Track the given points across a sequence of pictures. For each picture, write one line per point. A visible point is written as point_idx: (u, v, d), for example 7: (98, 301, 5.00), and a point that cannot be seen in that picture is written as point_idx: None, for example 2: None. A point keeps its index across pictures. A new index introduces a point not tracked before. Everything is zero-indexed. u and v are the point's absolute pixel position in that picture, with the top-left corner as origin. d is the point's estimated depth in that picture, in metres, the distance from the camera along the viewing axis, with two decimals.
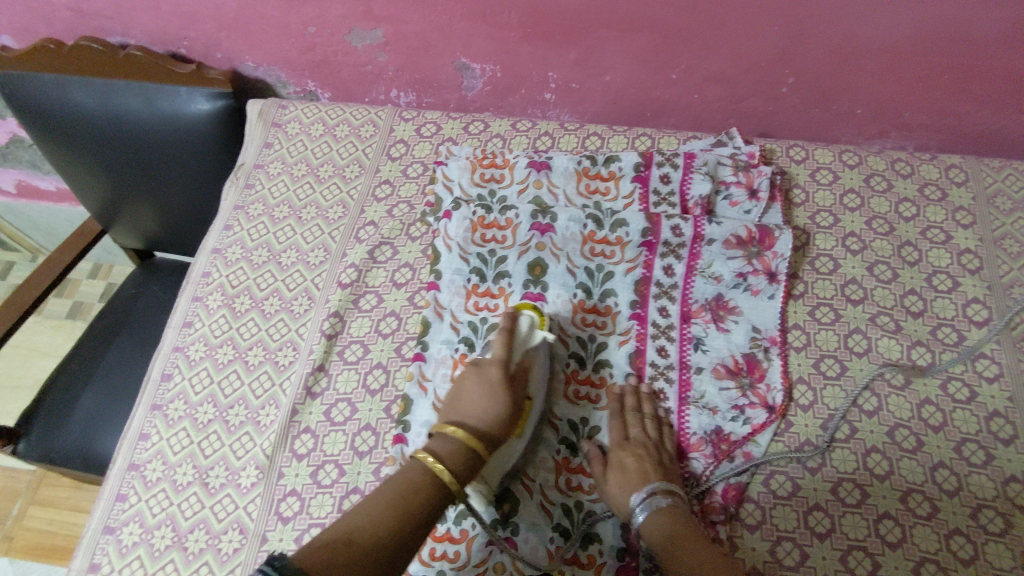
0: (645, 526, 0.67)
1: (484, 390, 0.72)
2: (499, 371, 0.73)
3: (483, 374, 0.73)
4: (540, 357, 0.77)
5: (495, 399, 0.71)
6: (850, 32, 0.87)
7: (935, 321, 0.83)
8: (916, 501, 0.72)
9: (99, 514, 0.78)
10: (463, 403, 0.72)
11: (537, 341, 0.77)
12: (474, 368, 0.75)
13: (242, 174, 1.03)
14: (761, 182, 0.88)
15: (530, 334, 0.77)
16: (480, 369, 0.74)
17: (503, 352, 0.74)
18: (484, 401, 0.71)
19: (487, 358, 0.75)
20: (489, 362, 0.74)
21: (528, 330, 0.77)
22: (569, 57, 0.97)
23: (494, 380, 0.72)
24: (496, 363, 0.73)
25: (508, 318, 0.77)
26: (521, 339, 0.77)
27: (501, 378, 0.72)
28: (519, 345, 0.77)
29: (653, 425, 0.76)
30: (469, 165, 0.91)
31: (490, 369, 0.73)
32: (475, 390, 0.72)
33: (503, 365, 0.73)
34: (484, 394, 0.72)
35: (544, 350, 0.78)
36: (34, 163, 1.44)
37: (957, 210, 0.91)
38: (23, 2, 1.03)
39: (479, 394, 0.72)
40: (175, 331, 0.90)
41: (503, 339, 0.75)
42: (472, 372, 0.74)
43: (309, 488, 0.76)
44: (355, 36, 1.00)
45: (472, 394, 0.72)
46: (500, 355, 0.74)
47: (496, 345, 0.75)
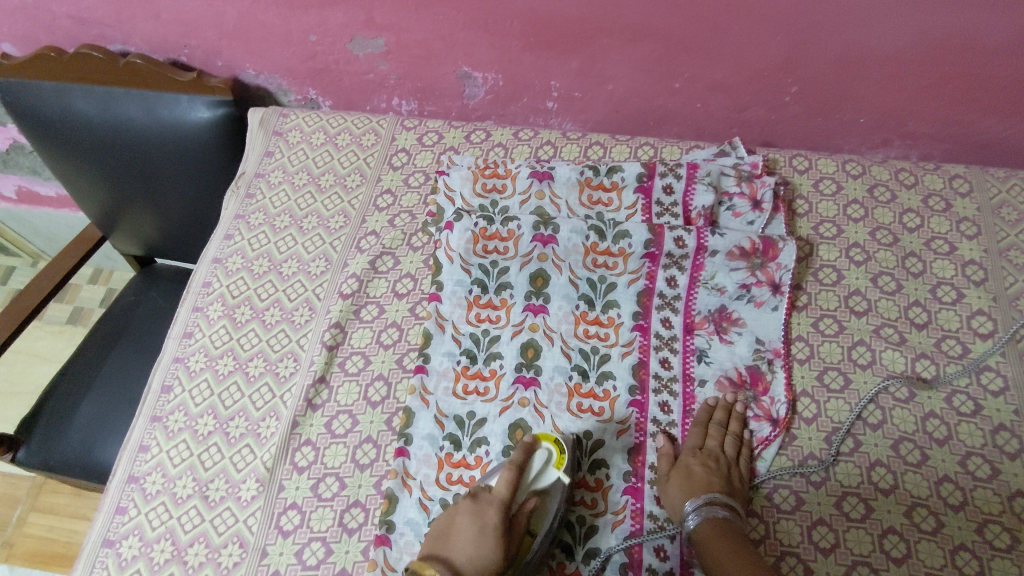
0: (696, 531, 0.68)
1: (476, 536, 0.65)
2: (498, 516, 0.66)
3: (480, 514, 0.66)
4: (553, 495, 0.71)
5: (487, 549, 0.64)
6: (853, 42, 0.86)
7: (940, 333, 0.83)
8: (920, 516, 0.71)
9: (99, 527, 0.78)
10: (450, 546, 0.66)
11: (548, 481, 0.71)
12: (471, 505, 0.68)
13: (243, 183, 1.03)
14: (764, 193, 0.88)
15: (540, 473, 0.71)
16: (479, 507, 0.67)
17: (507, 492, 0.68)
18: (475, 548, 0.64)
19: (488, 495, 0.68)
20: (489, 500, 0.68)
21: (540, 469, 0.71)
22: (571, 66, 0.97)
23: (491, 526, 0.65)
24: (497, 505, 0.67)
25: (523, 451, 0.71)
26: (530, 477, 0.71)
27: (499, 525, 0.66)
28: (526, 486, 0.71)
29: (733, 444, 0.76)
30: (471, 175, 0.91)
31: (490, 511, 0.67)
32: (468, 534, 0.65)
33: (503, 509, 0.67)
34: (475, 538, 0.65)
35: (555, 490, 0.71)
36: (35, 169, 1.44)
37: (962, 221, 0.90)
38: (24, 11, 1.02)
39: (469, 538, 0.65)
40: (176, 342, 0.90)
41: (510, 477, 0.69)
42: (469, 508, 0.68)
43: (310, 501, 0.76)
44: (356, 44, 1.00)
45: (464, 534, 0.66)
46: (504, 496, 0.68)
47: (501, 482, 0.69)
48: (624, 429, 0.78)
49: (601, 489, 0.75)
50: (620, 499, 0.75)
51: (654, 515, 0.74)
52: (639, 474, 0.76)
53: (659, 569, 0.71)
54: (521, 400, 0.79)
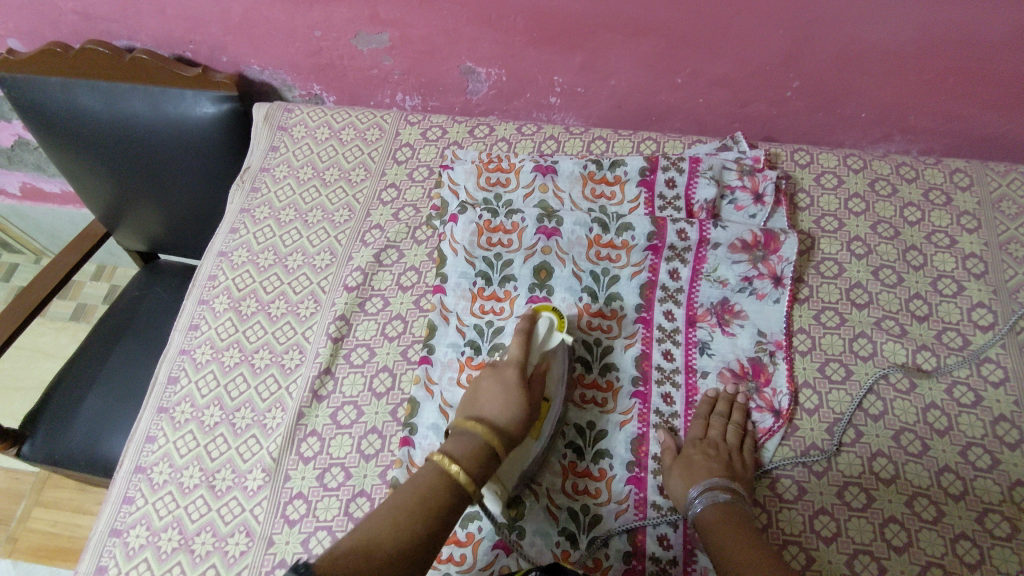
0: (700, 518, 0.69)
1: (501, 391, 0.69)
2: (517, 373, 0.70)
3: (500, 374, 0.71)
4: (558, 359, 0.77)
5: (514, 400, 0.68)
6: (854, 37, 0.87)
7: (940, 326, 0.83)
8: (921, 505, 0.72)
9: (106, 516, 0.79)
10: (479, 404, 0.69)
11: (554, 344, 0.76)
12: (491, 371, 0.72)
13: (248, 177, 1.04)
14: (766, 186, 0.89)
15: (547, 337, 0.76)
16: (497, 370, 0.72)
17: (521, 354, 0.73)
18: (503, 402, 0.68)
19: (504, 361, 0.73)
20: (506, 364, 0.72)
21: (546, 334, 0.76)
22: (574, 61, 0.98)
23: (512, 382, 0.70)
24: (514, 365, 0.72)
25: (527, 321, 0.75)
26: (539, 343, 0.75)
27: (520, 379, 0.70)
28: (537, 349, 0.75)
29: (735, 431, 0.76)
30: (475, 169, 0.92)
31: (509, 371, 0.71)
32: (493, 391, 0.69)
33: (521, 367, 0.71)
34: (502, 395, 0.69)
35: (559, 354, 0.77)
36: (40, 165, 1.45)
37: (962, 215, 0.91)
38: (30, 7, 1.03)
39: (496, 395, 0.69)
40: (182, 334, 0.91)
41: (521, 341, 0.73)
42: (490, 373, 0.72)
43: (316, 491, 0.76)
44: (361, 39, 1.00)
45: (490, 394, 0.69)
46: (519, 357, 0.72)
47: (513, 347, 0.73)
48: (628, 419, 0.79)
49: (605, 479, 0.76)
50: (623, 488, 0.75)
51: (658, 504, 0.74)
52: (642, 464, 0.77)
53: (663, 558, 0.71)
54: None
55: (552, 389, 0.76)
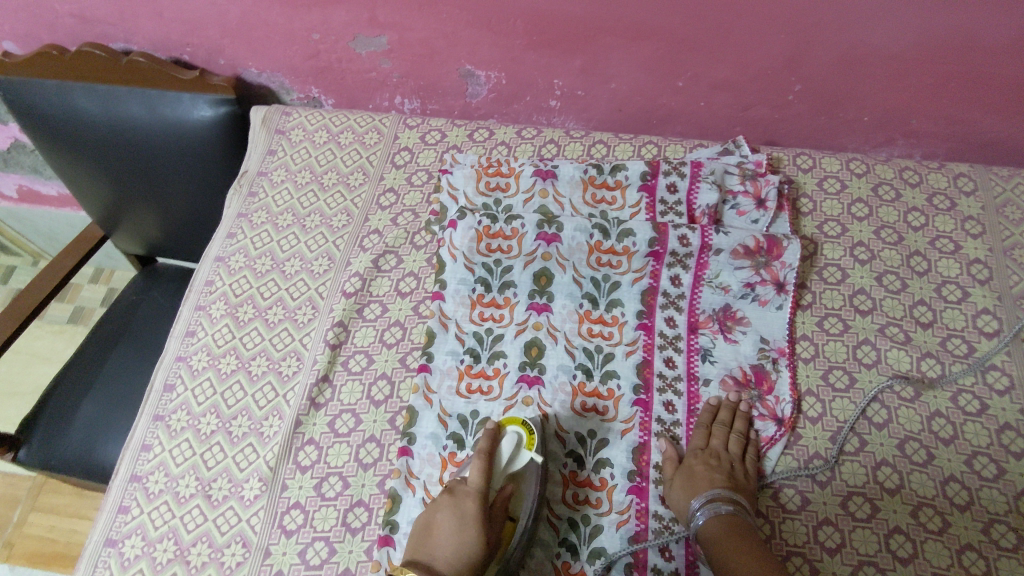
0: (703, 529, 0.68)
1: (455, 526, 0.66)
2: (476, 506, 0.67)
3: (458, 506, 0.68)
4: (528, 479, 0.73)
5: (467, 539, 0.65)
6: (858, 40, 0.86)
7: (945, 332, 0.82)
8: (926, 516, 0.71)
9: (102, 526, 0.78)
10: (431, 541, 0.66)
11: (520, 465, 0.72)
12: (449, 498, 0.69)
13: (246, 181, 1.03)
14: (769, 192, 0.88)
15: (512, 458, 0.72)
16: (455, 499, 0.69)
17: (482, 482, 0.69)
18: (455, 541, 0.65)
19: (464, 487, 0.70)
20: (465, 491, 0.69)
21: (512, 453, 0.72)
22: (574, 64, 0.97)
23: (469, 515, 0.67)
24: (474, 495, 0.68)
25: (490, 440, 0.72)
26: (503, 465, 0.72)
27: (477, 514, 0.67)
28: (500, 471, 0.72)
29: (738, 441, 0.75)
30: (474, 174, 0.91)
31: (467, 502, 0.68)
32: (447, 526, 0.66)
33: (480, 498, 0.68)
34: (456, 532, 0.66)
35: (529, 473, 0.73)
36: (37, 168, 1.44)
37: (967, 220, 0.90)
38: (27, 9, 1.02)
39: (449, 532, 0.66)
40: (179, 341, 0.90)
41: (482, 466, 0.70)
42: (447, 501, 0.69)
43: (313, 501, 0.75)
44: (359, 42, 0.99)
45: (444, 528, 0.66)
46: (479, 485, 0.69)
47: (474, 472, 0.70)
48: (629, 428, 0.78)
49: (606, 488, 0.75)
50: (624, 498, 0.74)
51: (660, 514, 0.73)
52: (644, 473, 0.76)
53: (664, 569, 0.70)
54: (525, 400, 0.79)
55: (518, 516, 0.71)
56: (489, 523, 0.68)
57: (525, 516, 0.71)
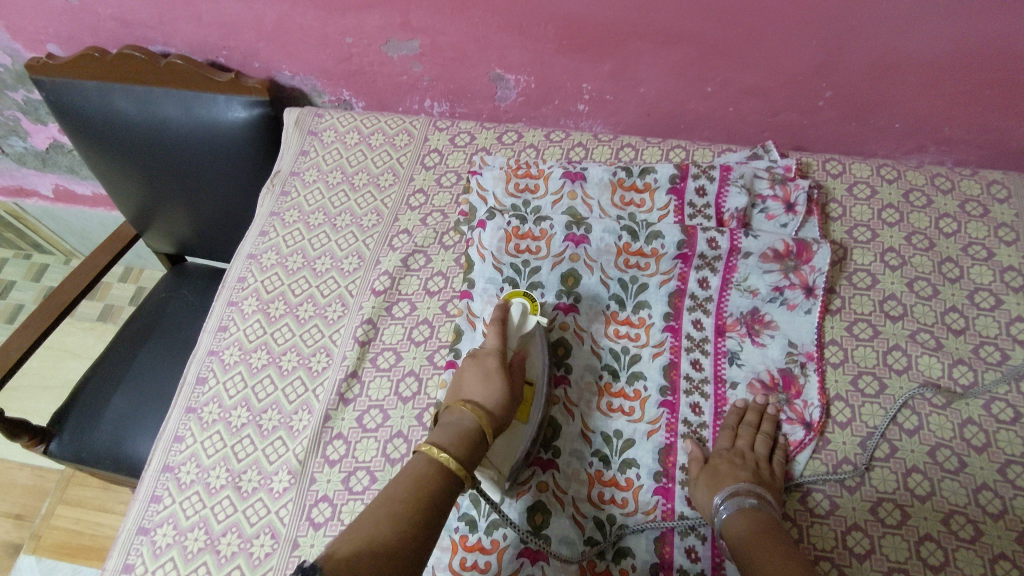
0: (726, 525, 0.68)
1: (484, 378, 0.70)
2: (497, 360, 0.71)
3: (481, 363, 0.72)
4: (536, 339, 0.79)
5: (496, 384, 0.70)
6: (891, 46, 0.86)
7: (977, 340, 0.81)
8: (958, 523, 0.70)
9: (134, 514, 0.79)
10: (463, 392, 0.71)
11: (531, 327, 0.78)
12: (471, 360, 0.73)
13: (278, 181, 1.05)
14: (798, 196, 0.88)
15: (522, 322, 0.77)
16: (478, 359, 0.73)
17: (498, 343, 0.74)
18: (484, 388, 0.69)
19: (484, 349, 0.74)
20: (485, 353, 0.73)
21: (520, 319, 0.77)
22: (604, 69, 0.98)
23: (493, 369, 0.71)
24: (494, 353, 0.72)
25: (500, 309, 0.76)
26: (515, 329, 0.76)
27: (500, 367, 0.71)
28: (514, 334, 0.76)
29: (765, 441, 0.75)
30: (503, 175, 0.91)
31: (489, 359, 0.72)
32: (474, 377, 0.71)
33: (501, 355, 0.72)
34: (483, 382, 0.70)
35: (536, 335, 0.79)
36: (73, 168, 1.47)
37: (1000, 226, 0.89)
38: (71, 12, 1.05)
39: (477, 383, 0.70)
40: (212, 335, 0.92)
41: (496, 330, 0.74)
42: (470, 363, 0.72)
43: (341, 494, 0.76)
44: (392, 46, 1.01)
45: (472, 382, 0.70)
46: (497, 346, 0.73)
47: (491, 337, 0.74)
48: (655, 429, 0.78)
49: (631, 489, 0.75)
50: (650, 498, 0.74)
51: (686, 516, 0.73)
52: (670, 474, 0.75)
53: (691, 570, 0.70)
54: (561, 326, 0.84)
55: (535, 374, 0.77)
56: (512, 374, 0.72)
57: (541, 375, 0.77)
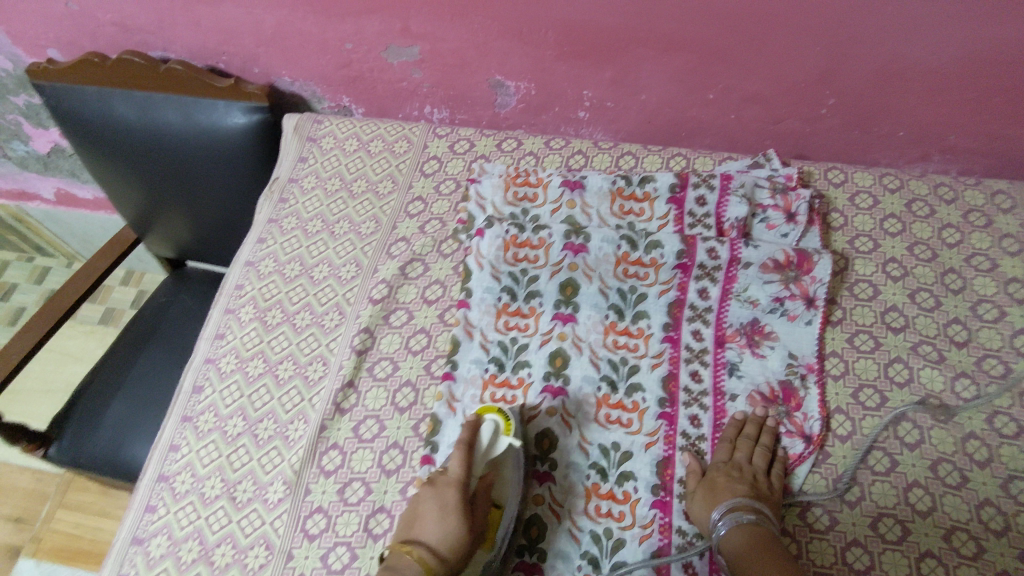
0: (725, 540, 0.67)
1: (440, 515, 0.67)
2: (457, 496, 0.68)
3: (439, 496, 0.68)
4: (510, 460, 0.74)
5: (452, 527, 0.66)
6: (894, 54, 0.85)
7: (980, 352, 0.80)
8: (960, 540, 0.69)
9: (129, 524, 0.79)
10: (416, 528, 0.67)
11: (501, 449, 0.73)
12: (431, 489, 0.69)
13: (277, 188, 1.04)
14: (800, 206, 0.87)
15: (493, 443, 0.73)
16: (437, 490, 0.69)
17: (462, 472, 0.70)
18: (440, 529, 0.66)
19: (445, 477, 0.70)
20: (446, 481, 0.69)
21: (491, 439, 0.73)
22: (604, 76, 0.97)
23: (451, 506, 0.67)
24: (455, 485, 0.69)
25: (470, 428, 0.72)
26: (484, 450, 0.72)
27: (459, 504, 0.67)
28: (482, 457, 0.72)
29: (763, 454, 0.74)
30: (502, 184, 0.91)
31: (448, 493, 0.68)
32: (431, 515, 0.67)
33: (462, 488, 0.68)
34: (439, 521, 0.66)
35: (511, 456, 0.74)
36: (75, 171, 1.47)
37: (1004, 237, 0.88)
38: (71, 18, 1.05)
39: (432, 521, 0.66)
40: (208, 343, 0.91)
41: (462, 456, 0.70)
42: (429, 492, 0.69)
43: (336, 506, 0.76)
44: (391, 52, 1.01)
45: (428, 518, 0.67)
46: (460, 475, 0.69)
47: (455, 463, 0.70)
48: (653, 442, 0.77)
49: (629, 502, 0.74)
50: (647, 512, 0.73)
51: (683, 530, 0.72)
52: (668, 487, 0.75)
53: None
54: (560, 335, 0.83)
55: (503, 497, 0.72)
56: (472, 509, 0.69)
57: (510, 500, 0.72)
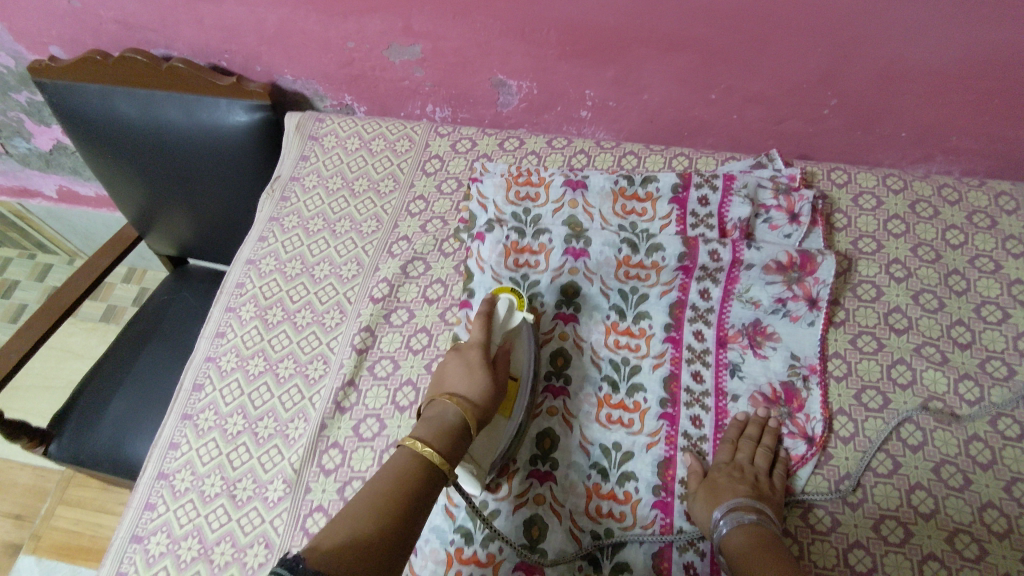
0: (726, 540, 0.67)
1: (466, 370, 0.70)
2: (480, 353, 0.72)
3: (463, 356, 0.72)
4: (523, 334, 0.79)
5: (480, 378, 0.70)
6: (897, 55, 0.85)
7: (983, 354, 0.80)
8: (962, 542, 0.69)
9: (129, 522, 0.79)
10: (444, 385, 0.71)
11: (516, 322, 0.78)
12: (454, 353, 0.73)
13: (278, 186, 1.04)
14: (803, 206, 0.86)
15: (507, 317, 0.77)
16: (461, 352, 0.73)
17: (483, 335, 0.74)
18: (468, 381, 0.69)
19: (466, 343, 0.74)
20: (468, 346, 0.74)
21: (506, 313, 0.77)
22: (607, 75, 0.97)
23: (475, 362, 0.71)
24: (477, 345, 0.73)
25: (486, 304, 0.77)
26: (501, 323, 0.76)
27: (483, 360, 0.71)
28: (499, 328, 0.76)
29: (765, 454, 0.74)
30: (504, 182, 0.90)
31: (472, 353, 0.72)
32: (457, 372, 0.71)
33: (483, 348, 0.73)
34: (465, 375, 0.70)
35: (524, 331, 0.79)
36: (77, 169, 1.48)
37: (1008, 239, 0.87)
38: (73, 15, 1.05)
39: (459, 375, 0.70)
40: (208, 342, 0.91)
41: (481, 323, 0.75)
42: (453, 356, 0.73)
43: (335, 504, 0.75)
44: (393, 51, 1.00)
45: (455, 374, 0.71)
46: (480, 338, 0.73)
47: (475, 331, 0.75)
48: (654, 442, 0.77)
49: (630, 503, 0.74)
50: (648, 513, 0.73)
51: (684, 531, 0.72)
52: (669, 488, 0.74)
53: None
54: (561, 336, 0.83)
55: (521, 368, 0.77)
56: (495, 368, 0.72)
57: (527, 370, 0.77)
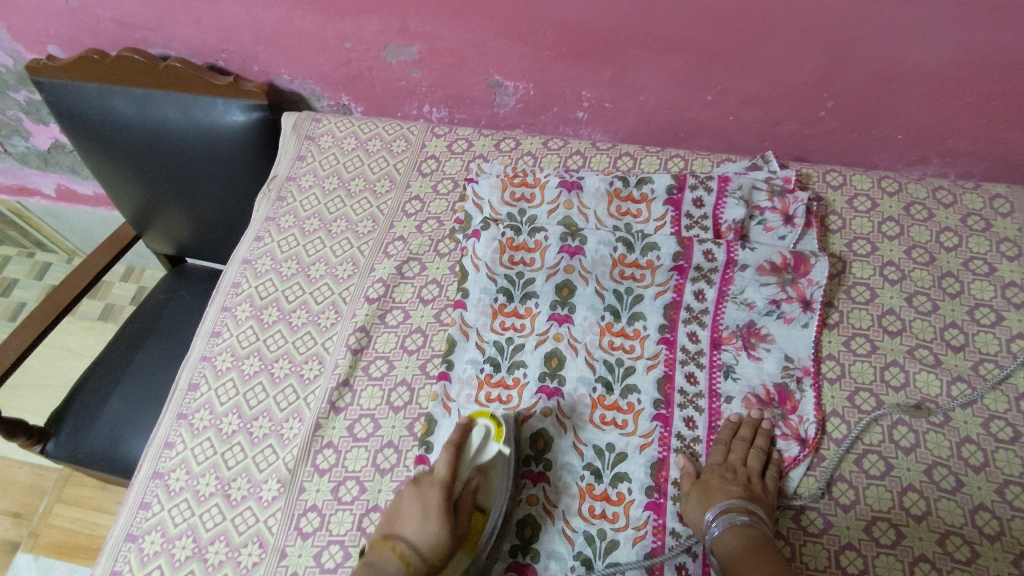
0: (719, 541, 0.67)
1: (421, 515, 0.66)
2: (439, 496, 0.67)
3: (423, 496, 0.68)
4: (498, 467, 0.73)
5: (432, 527, 0.66)
6: (893, 57, 0.85)
7: (977, 357, 0.80)
8: (954, 544, 0.69)
9: (123, 521, 0.79)
10: (397, 527, 0.67)
11: (490, 456, 0.73)
12: (416, 489, 0.69)
13: (274, 186, 1.04)
14: (797, 209, 0.86)
15: (481, 448, 0.73)
16: (421, 490, 0.69)
17: (447, 472, 0.69)
18: (420, 528, 0.66)
19: (430, 477, 0.70)
20: (431, 482, 0.69)
21: (480, 444, 0.73)
22: (603, 76, 0.97)
23: (433, 506, 0.67)
24: (438, 485, 0.69)
25: (460, 431, 0.73)
26: (472, 454, 0.72)
27: (441, 504, 0.67)
28: (469, 462, 0.72)
29: (758, 456, 0.74)
30: (500, 183, 0.91)
31: (432, 493, 0.68)
32: (412, 515, 0.67)
33: (445, 488, 0.68)
34: (419, 520, 0.66)
35: (501, 463, 0.73)
36: (75, 167, 1.48)
37: (1003, 241, 0.87)
38: (71, 14, 1.05)
39: (412, 521, 0.66)
40: (205, 341, 0.91)
41: (448, 456, 0.70)
42: (413, 493, 0.69)
43: (329, 504, 0.76)
44: (391, 51, 1.01)
45: (409, 517, 0.67)
46: (444, 475, 0.69)
47: (441, 464, 0.70)
48: (648, 443, 0.77)
49: (623, 503, 0.74)
50: (641, 514, 0.73)
51: (677, 532, 0.72)
52: (662, 489, 0.74)
53: None
54: (555, 336, 0.83)
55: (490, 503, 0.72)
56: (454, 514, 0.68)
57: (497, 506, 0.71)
